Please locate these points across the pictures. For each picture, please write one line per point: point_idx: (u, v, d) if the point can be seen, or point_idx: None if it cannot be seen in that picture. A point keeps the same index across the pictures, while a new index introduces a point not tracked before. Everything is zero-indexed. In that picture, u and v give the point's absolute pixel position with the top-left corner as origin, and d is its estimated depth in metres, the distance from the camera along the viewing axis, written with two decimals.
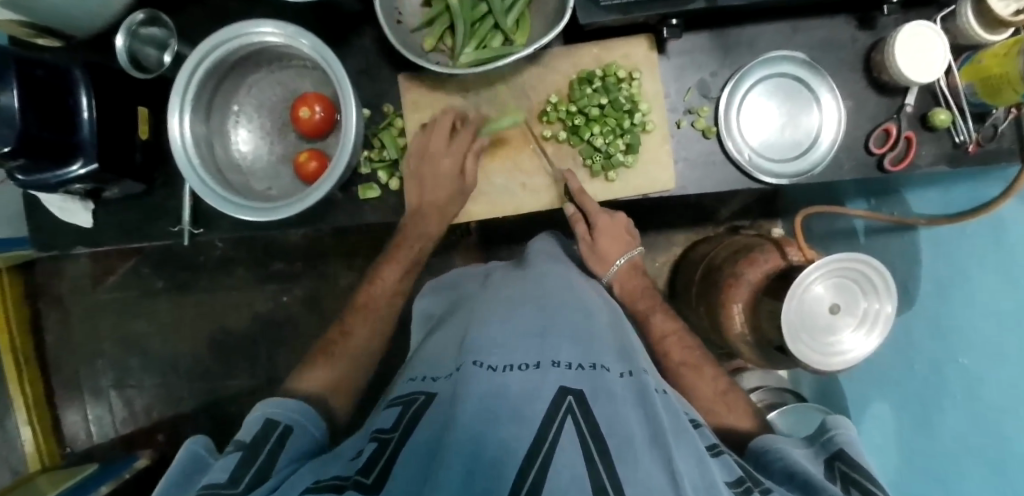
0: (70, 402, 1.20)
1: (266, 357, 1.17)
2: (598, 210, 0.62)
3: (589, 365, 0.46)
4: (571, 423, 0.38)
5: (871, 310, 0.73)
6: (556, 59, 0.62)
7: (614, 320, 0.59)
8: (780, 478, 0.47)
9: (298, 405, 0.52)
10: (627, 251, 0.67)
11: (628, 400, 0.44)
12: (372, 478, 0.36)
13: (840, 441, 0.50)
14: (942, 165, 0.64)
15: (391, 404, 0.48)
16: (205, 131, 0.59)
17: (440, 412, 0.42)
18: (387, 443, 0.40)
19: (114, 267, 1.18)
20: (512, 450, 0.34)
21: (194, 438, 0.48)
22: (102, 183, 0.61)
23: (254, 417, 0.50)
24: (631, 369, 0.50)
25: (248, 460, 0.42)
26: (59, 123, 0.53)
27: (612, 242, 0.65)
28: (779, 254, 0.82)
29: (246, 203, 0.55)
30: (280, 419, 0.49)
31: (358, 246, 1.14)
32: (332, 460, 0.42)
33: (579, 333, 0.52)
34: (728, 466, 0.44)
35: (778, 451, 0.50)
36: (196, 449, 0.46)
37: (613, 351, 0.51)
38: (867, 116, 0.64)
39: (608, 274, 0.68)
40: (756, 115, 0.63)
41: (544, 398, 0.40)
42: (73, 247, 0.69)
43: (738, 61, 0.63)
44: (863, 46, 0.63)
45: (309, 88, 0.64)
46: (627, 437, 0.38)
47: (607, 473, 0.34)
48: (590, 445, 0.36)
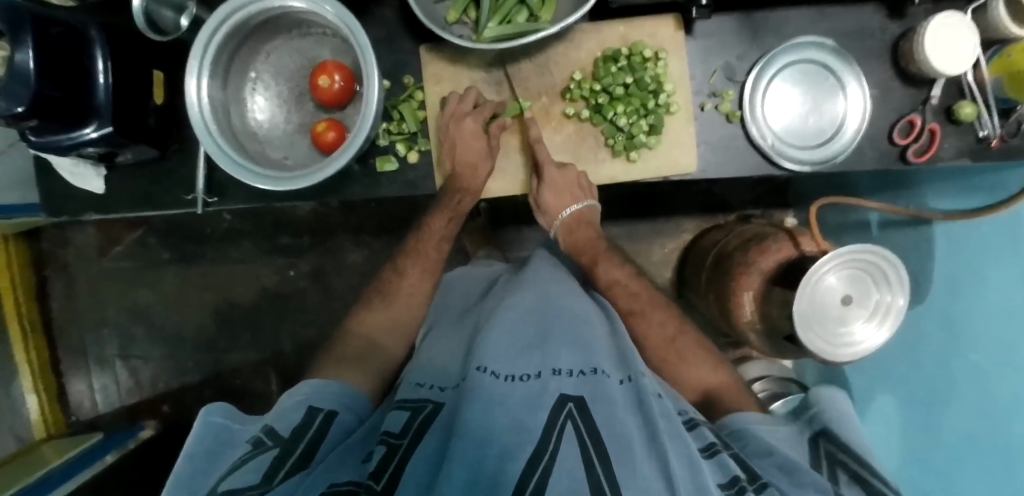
0: (75, 371, 1.20)
1: (271, 330, 1.17)
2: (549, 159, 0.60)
3: (590, 371, 0.45)
4: (571, 429, 0.38)
5: (883, 302, 0.73)
6: (581, 36, 0.61)
7: (615, 326, 0.58)
8: (755, 455, 0.46)
9: (342, 387, 0.53)
10: (579, 203, 0.62)
11: (627, 406, 0.43)
12: (383, 483, 0.36)
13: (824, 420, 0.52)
14: (965, 159, 0.63)
15: (398, 407, 0.46)
16: (222, 97, 0.58)
17: (446, 421, 0.41)
18: (396, 450, 0.39)
19: (120, 237, 1.17)
20: (513, 453, 0.35)
21: (210, 404, 0.47)
22: (117, 148, 0.60)
23: (294, 402, 0.50)
24: (630, 375, 0.48)
25: (284, 455, 0.41)
26: (75, 84, 0.52)
27: (560, 197, 0.61)
28: (793, 244, 0.81)
29: (268, 172, 0.54)
30: (322, 404, 0.50)
31: (366, 222, 1.13)
32: (348, 455, 0.42)
33: (579, 339, 0.51)
34: (723, 465, 0.41)
35: (753, 430, 0.50)
36: (212, 418, 0.46)
37: (612, 358, 0.50)
38: (892, 106, 0.63)
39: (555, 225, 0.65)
40: (780, 101, 0.62)
41: (545, 408, 0.40)
42: (85, 213, 0.68)
43: (765, 44, 0.62)
44: (892, 35, 0.62)
45: (328, 56, 0.62)
46: (625, 438, 0.38)
47: (604, 473, 0.34)
48: (589, 449, 0.36)
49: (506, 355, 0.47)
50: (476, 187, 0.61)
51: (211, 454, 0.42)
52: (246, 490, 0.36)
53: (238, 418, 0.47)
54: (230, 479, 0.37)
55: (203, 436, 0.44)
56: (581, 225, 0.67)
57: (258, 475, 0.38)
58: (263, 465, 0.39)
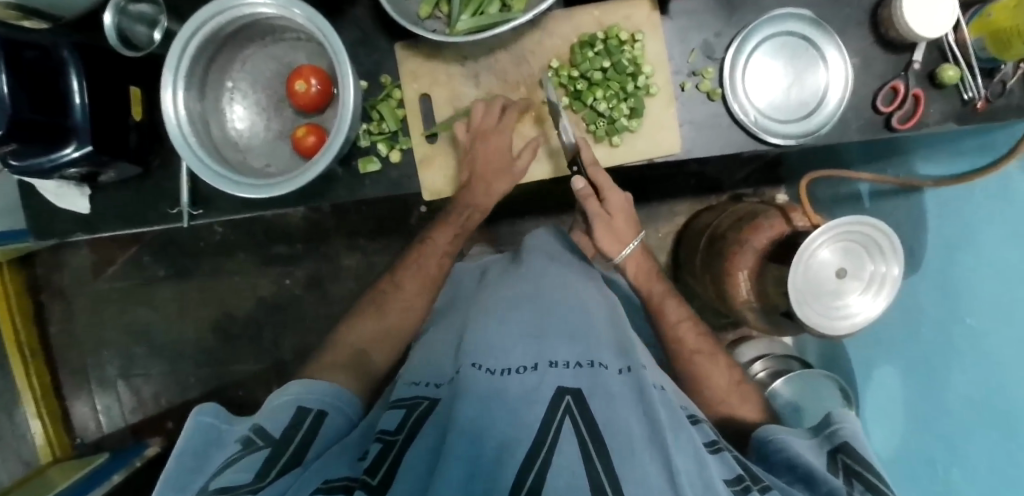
0: (77, 394, 1.20)
1: (271, 341, 1.17)
2: (609, 185, 0.61)
3: (587, 363, 0.45)
4: (569, 424, 0.37)
5: (878, 273, 0.73)
6: (556, 23, 0.60)
7: (614, 314, 0.58)
8: (783, 470, 0.47)
9: (328, 386, 0.52)
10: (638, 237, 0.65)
11: (628, 399, 0.42)
12: (378, 477, 0.36)
13: (844, 434, 0.47)
14: (950, 123, 0.63)
15: (393, 406, 0.47)
16: (200, 109, 0.58)
17: (442, 416, 0.41)
18: (391, 445, 0.40)
19: (114, 256, 1.17)
20: (511, 452, 0.35)
21: (200, 406, 0.46)
22: (98, 166, 0.60)
23: (282, 400, 0.49)
24: (630, 365, 0.47)
25: (274, 456, 0.41)
26: (50, 106, 0.52)
27: (623, 226, 0.64)
28: (784, 220, 0.82)
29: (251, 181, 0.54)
30: (310, 405, 0.49)
31: (359, 225, 1.13)
32: (344, 454, 0.41)
33: (574, 332, 0.50)
34: (727, 464, 0.41)
35: (781, 441, 0.49)
36: (202, 420, 0.45)
37: (613, 347, 0.49)
38: (874, 74, 0.63)
39: (620, 257, 0.66)
40: (761, 76, 0.62)
41: (542, 402, 0.39)
42: (73, 234, 0.68)
43: (743, 19, 0.61)
44: (870, 2, 0.62)
45: (304, 60, 0.62)
46: (626, 432, 0.37)
47: (603, 467, 0.34)
48: (588, 442, 0.35)
49: (501, 350, 0.47)
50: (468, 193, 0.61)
51: (198, 465, 0.41)
52: (240, 487, 0.37)
53: (230, 420, 0.46)
54: (224, 475, 0.38)
55: (191, 439, 0.43)
56: (642, 259, 0.67)
57: (250, 475, 0.38)
58: (253, 467, 0.39)
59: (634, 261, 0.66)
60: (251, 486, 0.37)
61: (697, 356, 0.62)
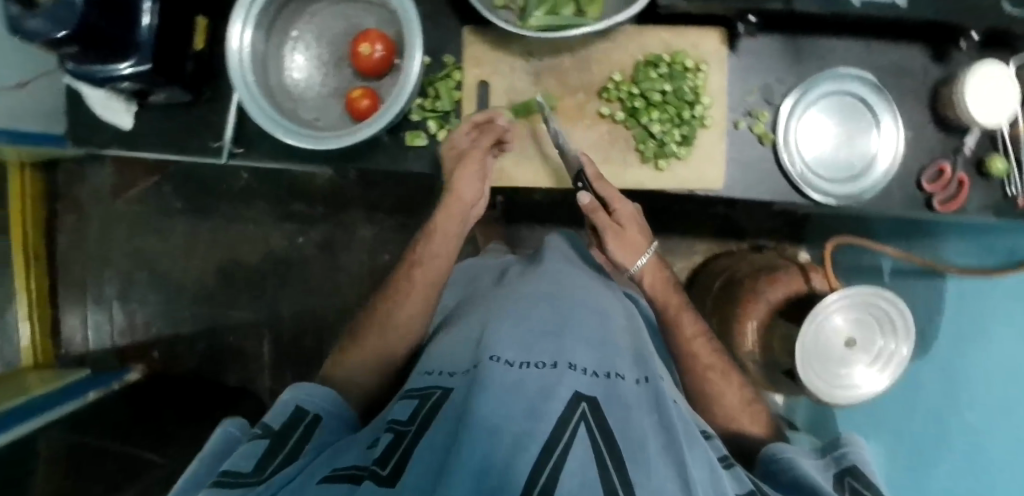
0: (71, 306, 1.20)
1: (270, 294, 1.17)
2: (617, 197, 0.59)
3: (604, 374, 0.44)
4: (584, 430, 0.36)
5: (886, 348, 0.73)
6: (625, 38, 0.61)
7: (633, 324, 0.58)
8: (789, 488, 0.45)
9: (329, 392, 0.52)
10: (649, 246, 0.63)
11: (643, 409, 0.43)
12: (389, 469, 0.35)
13: (852, 458, 0.47)
14: (988, 213, 0.63)
15: (406, 396, 0.46)
16: (263, 51, 0.58)
17: (456, 408, 0.40)
18: (403, 436, 0.39)
19: (136, 180, 1.17)
20: (524, 449, 0.34)
21: (226, 423, 0.48)
22: (151, 86, 0.60)
23: (286, 400, 0.50)
24: (646, 376, 0.48)
25: (275, 448, 0.42)
26: (118, 19, 0.52)
27: (630, 241, 0.61)
28: (802, 277, 0.83)
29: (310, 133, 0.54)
30: (310, 406, 0.49)
31: (382, 199, 1.13)
32: (351, 446, 0.41)
33: (596, 335, 0.50)
34: (739, 479, 0.42)
35: (787, 460, 0.48)
36: (230, 432, 0.46)
37: (629, 357, 0.49)
38: (923, 150, 0.63)
39: (635, 268, 0.63)
40: (814, 131, 0.62)
41: (559, 401, 0.39)
42: (109, 147, 0.69)
43: (807, 71, 0.62)
44: (933, 79, 0.62)
45: (372, 24, 0.62)
46: (639, 441, 0.38)
47: (618, 474, 0.34)
48: (601, 448, 0.36)
49: (521, 345, 0.46)
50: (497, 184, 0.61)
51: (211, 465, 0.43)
52: (239, 478, 0.37)
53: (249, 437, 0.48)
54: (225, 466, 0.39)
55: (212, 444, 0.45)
56: (655, 271, 0.64)
57: (250, 466, 0.39)
58: (254, 457, 0.40)
59: (647, 273, 0.64)
60: (248, 479, 0.37)
61: (703, 372, 0.61)
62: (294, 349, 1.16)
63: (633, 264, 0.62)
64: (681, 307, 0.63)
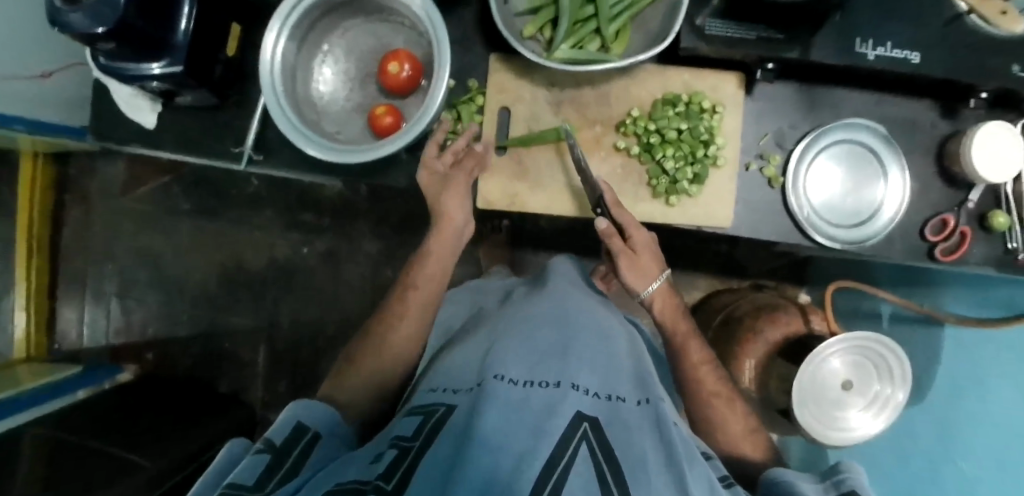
0: (69, 300, 1.20)
1: (270, 301, 1.17)
2: (633, 222, 0.60)
3: (606, 395, 0.45)
4: (585, 448, 0.37)
5: (882, 393, 0.73)
6: (646, 76, 0.63)
7: (634, 347, 0.58)
8: None
9: (328, 409, 0.52)
10: (662, 273, 0.63)
11: (644, 430, 0.43)
12: (393, 484, 0.36)
13: (851, 484, 0.44)
14: (988, 267, 0.64)
15: (411, 413, 0.47)
16: (293, 62, 0.60)
17: (460, 425, 0.40)
18: (407, 451, 0.40)
19: (146, 178, 1.18)
20: (528, 464, 0.34)
21: (231, 436, 0.45)
22: (179, 87, 0.61)
23: (286, 417, 0.49)
24: (647, 397, 0.48)
25: (275, 464, 0.41)
26: (156, 21, 0.53)
27: (643, 267, 0.62)
28: (802, 319, 0.85)
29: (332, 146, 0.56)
30: (309, 424, 0.49)
31: (389, 215, 1.14)
32: (354, 461, 0.41)
33: (599, 358, 0.51)
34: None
35: (787, 483, 0.48)
36: (233, 449, 0.44)
37: (630, 379, 0.50)
38: (928, 203, 0.65)
39: (646, 292, 0.63)
40: (822, 176, 0.64)
41: (561, 419, 0.40)
42: (129, 144, 0.70)
43: (819, 119, 0.63)
44: (941, 134, 0.64)
45: (400, 44, 0.64)
46: (639, 460, 0.39)
47: (619, 490, 0.35)
48: (603, 465, 0.37)
49: (524, 365, 0.47)
50: None
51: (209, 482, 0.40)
52: (240, 489, 0.36)
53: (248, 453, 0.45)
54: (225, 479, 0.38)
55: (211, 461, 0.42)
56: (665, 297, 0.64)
57: (251, 479, 0.38)
58: (255, 471, 0.39)
59: (658, 298, 0.64)
60: None
61: (709, 397, 0.62)
62: (289, 359, 1.15)
63: (646, 287, 0.63)
64: (689, 334, 0.63)
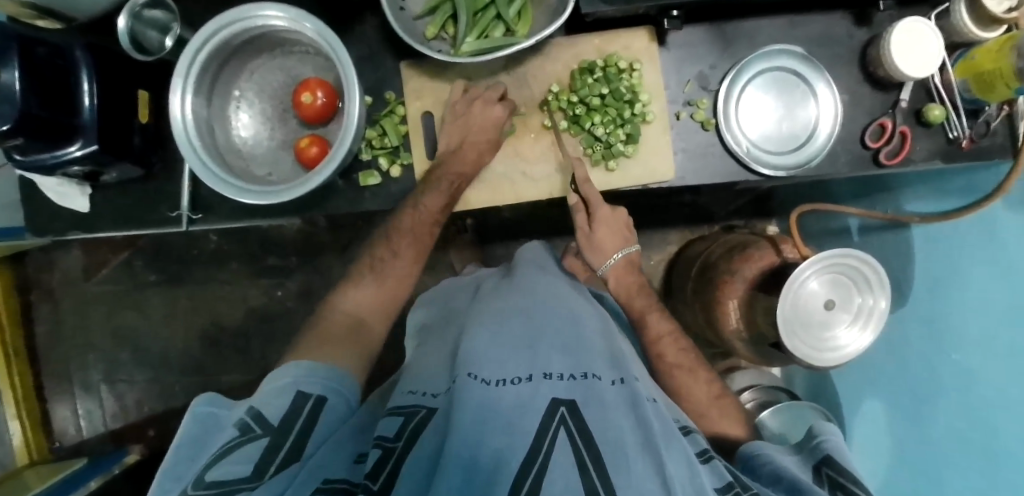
0: (59, 396, 1.19)
1: (258, 351, 1.16)
2: (600, 200, 0.62)
3: (581, 375, 0.45)
4: (564, 434, 0.37)
5: (865, 305, 0.73)
6: (558, 49, 0.63)
7: (606, 327, 0.58)
8: (767, 482, 0.46)
9: (332, 369, 0.51)
10: (624, 249, 0.66)
11: (620, 407, 0.43)
12: (380, 482, 0.37)
13: (827, 447, 0.49)
14: (936, 160, 0.64)
15: (392, 413, 0.46)
16: (206, 114, 0.59)
17: (439, 427, 0.41)
18: (391, 453, 0.39)
19: (107, 259, 1.17)
20: (508, 459, 0.35)
21: (198, 396, 0.47)
22: (102, 166, 0.60)
23: (283, 383, 0.48)
24: (622, 376, 0.48)
25: (272, 448, 0.40)
26: (60, 104, 0.52)
27: (612, 237, 0.65)
28: (774, 251, 0.83)
29: (265, 189, 0.54)
30: (310, 390, 0.48)
31: (355, 239, 1.13)
32: (338, 454, 0.41)
33: (569, 341, 0.51)
34: (718, 471, 0.42)
35: (766, 456, 0.49)
36: (204, 408, 0.45)
37: (604, 359, 0.50)
38: (863, 110, 0.65)
39: (604, 267, 0.67)
40: (753, 108, 0.64)
41: (537, 410, 0.40)
42: (68, 232, 0.68)
43: (737, 54, 0.64)
44: (859, 42, 0.64)
45: (311, 73, 0.64)
46: (618, 439, 0.38)
47: (598, 476, 0.34)
48: (582, 451, 0.36)
49: (497, 360, 0.47)
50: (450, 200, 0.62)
51: (197, 449, 0.42)
52: (237, 483, 0.35)
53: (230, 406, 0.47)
54: (219, 467, 0.37)
55: (190, 427, 0.44)
56: (631, 269, 0.68)
57: (249, 469, 0.37)
58: (251, 458, 0.38)
59: (615, 273, 0.68)
60: (249, 486, 0.35)
61: (680, 366, 0.62)
62: None
63: (605, 260, 0.67)
64: (646, 309, 0.66)
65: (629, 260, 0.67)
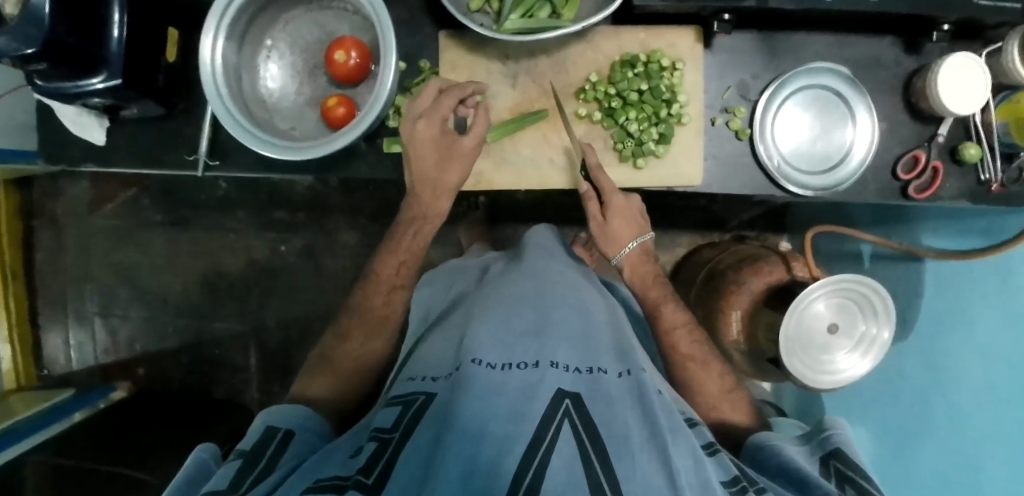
0: (53, 325, 1.19)
1: (255, 304, 1.16)
2: (612, 189, 0.60)
3: (587, 369, 0.45)
4: (568, 426, 0.38)
5: (868, 334, 0.74)
6: (601, 38, 0.61)
7: (614, 319, 0.58)
8: (775, 474, 0.47)
9: (300, 409, 0.53)
10: (639, 236, 0.64)
11: (626, 401, 0.43)
12: (373, 478, 0.36)
13: (836, 441, 0.50)
14: (963, 200, 0.63)
15: (389, 404, 0.48)
16: (235, 60, 0.58)
17: (438, 413, 0.41)
18: (387, 444, 0.40)
19: (113, 194, 1.16)
20: (512, 445, 0.35)
21: (198, 448, 0.46)
22: (123, 101, 0.59)
23: (255, 427, 0.50)
24: (628, 369, 0.48)
25: (246, 467, 0.42)
26: (88, 34, 0.50)
27: (626, 225, 0.62)
28: (785, 268, 0.83)
29: (286, 145, 0.53)
30: (281, 424, 0.50)
31: (364, 204, 1.13)
32: (334, 457, 0.42)
33: (577, 331, 0.51)
34: (724, 465, 0.43)
35: (774, 448, 0.50)
36: (201, 455, 0.45)
37: (611, 352, 0.50)
38: (899, 140, 0.64)
39: (619, 256, 0.65)
40: (789, 124, 0.63)
41: (542, 399, 0.40)
42: (81, 163, 0.67)
43: (781, 66, 0.62)
44: (906, 70, 0.63)
45: (346, 31, 0.62)
46: (623, 434, 0.39)
47: (604, 472, 0.34)
48: (586, 444, 0.36)
49: (502, 347, 0.47)
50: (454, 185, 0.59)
51: (187, 485, 0.42)
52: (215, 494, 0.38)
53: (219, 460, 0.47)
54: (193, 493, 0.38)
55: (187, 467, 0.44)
56: (645, 258, 0.66)
57: (225, 483, 0.39)
58: (228, 476, 0.40)
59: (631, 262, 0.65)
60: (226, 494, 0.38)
61: (683, 373, 0.62)
62: (280, 359, 1.15)
63: (619, 250, 0.64)
64: (659, 300, 0.65)
65: (644, 249, 0.65)
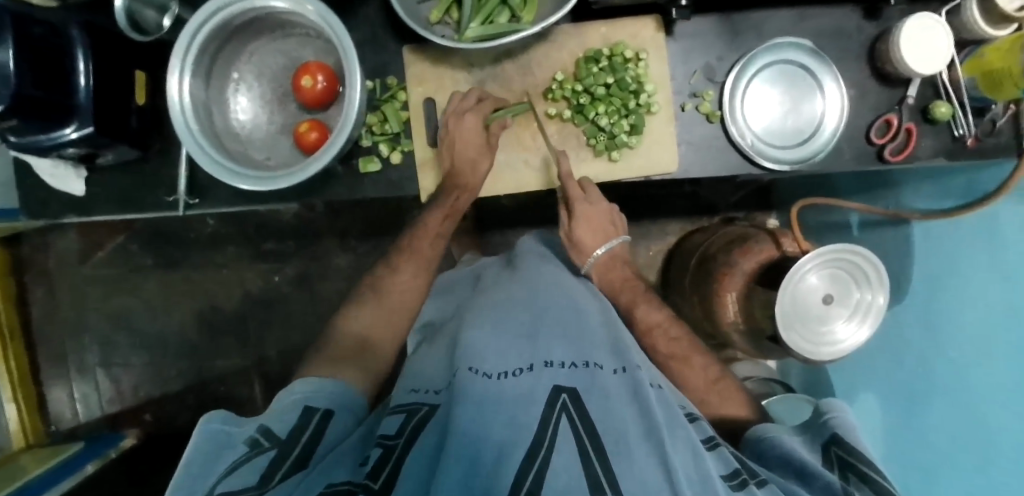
0: (56, 380, 1.19)
1: (255, 336, 1.16)
2: (581, 200, 0.63)
3: (582, 364, 0.46)
4: (565, 421, 0.38)
5: (864, 301, 0.74)
6: (564, 36, 0.62)
7: (608, 315, 0.58)
8: (777, 465, 0.47)
9: (337, 384, 0.53)
10: (607, 243, 0.67)
11: (622, 397, 0.43)
12: (381, 482, 0.36)
13: (834, 424, 0.50)
14: (941, 158, 0.64)
15: (394, 411, 0.47)
16: (204, 97, 0.58)
17: (439, 423, 0.41)
18: (392, 450, 0.40)
19: (102, 243, 1.16)
20: (512, 449, 0.35)
21: (210, 414, 0.45)
22: (97, 148, 0.59)
23: (292, 399, 0.50)
24: (624, 365, 0.48)
25: (279, 458, 0.40)
26: (56, 85, 0.51)
27: (593, 234, 0.67)
28: (774, 245, 0.83)
29: (259, 174, 0.54)
30: (318, 404, 0.49)
31: (352, 226, 1.13)
32: (342, 460, 0.41)
33: (571, 331, 0.51)
34: (724, 458, 0.42)
35: (773, 439, 0.50)
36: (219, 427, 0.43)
37: (606, 348, 0.50)
38: (869, 106, 0.64)
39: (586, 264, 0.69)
40: (759, 102, 0.63)
41: (540, 402, 0.40)
42: (63, 216, 0.68)
43: (744, 46, 0.63)
44: (868, 36, 0.63)
45: (311, 56, 0.63)
46: (620, 430, 0.38)
47: (601, 468, 0.34)
48: (584, 441, 0.36)
49: (497, 354, 0.47)
50: (475, 183, 0.62)
51: (217, 456, 0.41)
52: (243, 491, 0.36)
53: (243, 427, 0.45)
54: (228, 480, 0.37)
55: (201, 442, 0.42)
56: (616, 263, 0.70)
57: (255, 477, 0.37)
58: (257, 469, 0.38)
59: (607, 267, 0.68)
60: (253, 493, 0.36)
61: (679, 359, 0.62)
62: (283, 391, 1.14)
63: (586, 256, 0.68)
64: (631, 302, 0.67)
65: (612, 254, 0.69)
